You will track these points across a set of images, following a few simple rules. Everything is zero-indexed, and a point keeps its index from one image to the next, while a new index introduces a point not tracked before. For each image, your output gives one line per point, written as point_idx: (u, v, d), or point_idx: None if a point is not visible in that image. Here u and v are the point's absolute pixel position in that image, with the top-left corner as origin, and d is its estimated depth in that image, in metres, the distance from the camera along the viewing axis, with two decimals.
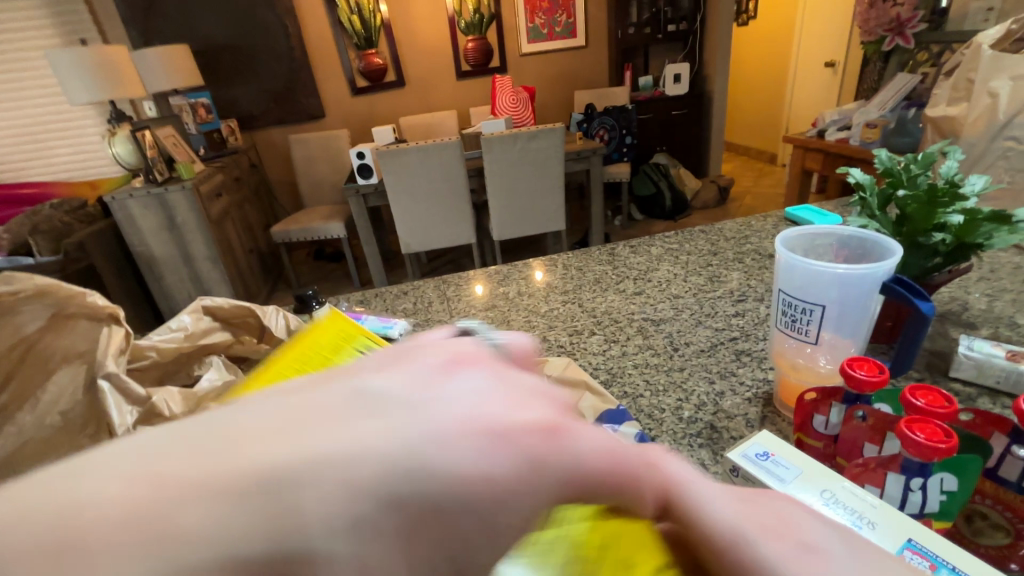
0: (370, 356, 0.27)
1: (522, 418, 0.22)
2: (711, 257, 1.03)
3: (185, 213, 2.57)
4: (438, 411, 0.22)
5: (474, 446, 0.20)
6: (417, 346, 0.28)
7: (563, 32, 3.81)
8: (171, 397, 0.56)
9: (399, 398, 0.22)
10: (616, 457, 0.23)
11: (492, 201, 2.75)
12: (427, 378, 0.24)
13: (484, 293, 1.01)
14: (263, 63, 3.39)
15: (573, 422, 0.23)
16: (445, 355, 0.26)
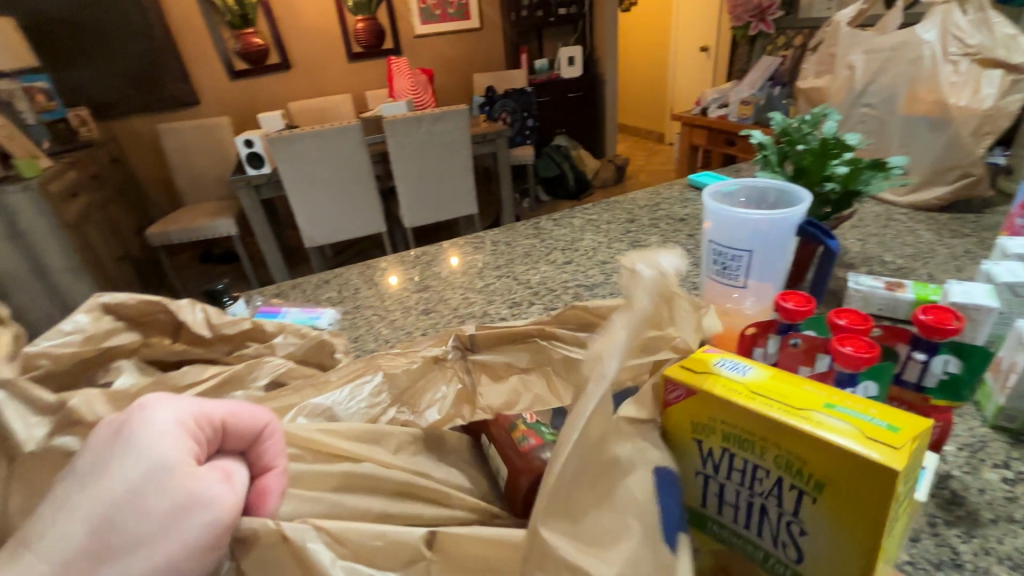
0: (101, 452, 0.29)
1: (150, 481, 0.28)
2: (629, 224, 1.08)
3: (33, 217, 2.20)
4: (111, 482, 0.27)
5: (129, 488, 0.28)
6: (138, 435, 0.29)
7: (456, 14, 3.75)
8: (94, 398, 0.38)
9: (79, 491, 0.27)
10: (180, 483, 0.29)
11: (399, 186, 2.66)
12: (110, 468, 0.28)
13: (398, 283, 0.96)
14: (116, 43, 2.98)
15: (176, 474, 0.29)
16: (141, 463, 0.28)
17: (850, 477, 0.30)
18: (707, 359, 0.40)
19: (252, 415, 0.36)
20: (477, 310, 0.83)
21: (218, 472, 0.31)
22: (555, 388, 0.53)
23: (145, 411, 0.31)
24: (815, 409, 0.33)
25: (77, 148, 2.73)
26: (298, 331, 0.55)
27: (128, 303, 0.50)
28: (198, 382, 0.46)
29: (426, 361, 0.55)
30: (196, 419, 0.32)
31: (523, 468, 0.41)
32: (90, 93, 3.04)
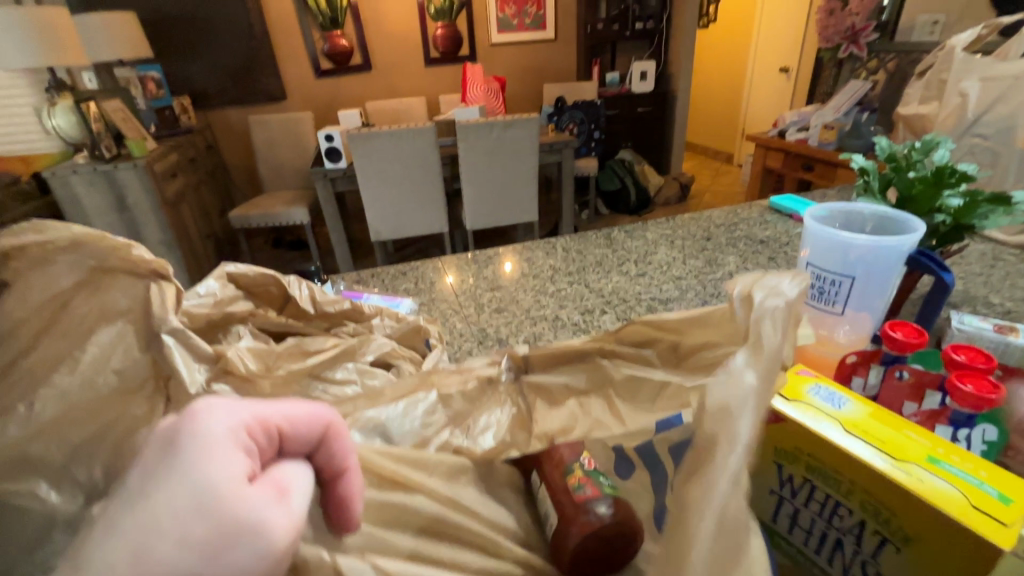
0: (148, 468, 0.23)
1: (199, 505, 0.22)
2: (706, 242, 1.06)
3: (137, 193, 2.42)
4: (157, 505, 0.21)
5: (177, 514, 0.21)
6: (189, 445, 0.23)
7: (533, 24, 3.80)
8: (244, 353, 0.45)
9: (120, 518, 0.21)
10: (234, 508, 0.22)
11: (465, 189, 2.72)
12: (154, 485, 0.22)
13: (453, 283, 0.98)
14: (219, 38, 3.23)
15: (233, 494, 0.23)
16: (190, 478, 0.22)
17: (946, 539, 0.31)
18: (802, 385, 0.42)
19: (315, 426, 0.30)
20: (549, 313, 0.84)
21: (272, 489, 0.25)
22: (616, 411, 0.47)
23: (198, 414, 0.25)
24: (914, 461, 0.34)
25: (178, 133, 2.98)
26: (394, 315, 0.59)
27: (247, 274, 0.54)
28: (320, 351, 0.50)
29: (482, 381, 0.52)
30: (255, 430, 0.26)
31: (574, 519, 0.42)
32: (193, 84, 3.31)
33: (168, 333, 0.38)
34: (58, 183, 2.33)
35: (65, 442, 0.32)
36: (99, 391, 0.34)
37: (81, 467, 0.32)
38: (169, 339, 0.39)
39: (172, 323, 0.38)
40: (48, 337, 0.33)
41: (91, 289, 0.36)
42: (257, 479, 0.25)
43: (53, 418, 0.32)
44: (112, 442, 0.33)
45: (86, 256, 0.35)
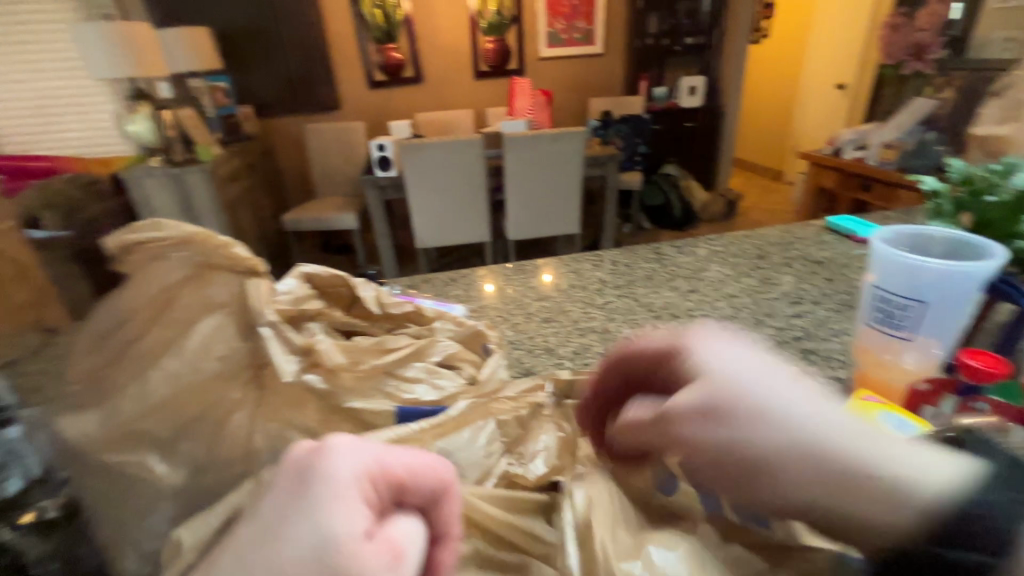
0: (282, 496, 0.24)
1: (314, 553, 0.22)
2: (759, 261, 1.04)
3: (202, 195, 2.57)
4: (280, 547, 0.22)
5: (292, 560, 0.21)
6: (316, 485, 0.24)
7: (582, 39, 3.84)
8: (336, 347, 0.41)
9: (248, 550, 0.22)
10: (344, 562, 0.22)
11: (509, 200, 2.76)
12: (279, 522, 0.23)
13: (493, 292, 1.00)
14: (282, 51, 3.41)
15: (349, 550, 0.22)
16: (312, 520, 0.22)
17: None
18: (872, 412, 0.42)
19: (436, 482, 0.28)
20: (598, 325, 0.84)
21: (387, 549, 0.23)
22: None
23: (329, 453, 0.25)
24: None
25: (240, 139, 3.15)
26: (454, 320, 0.60)
27: (322, 274, 0.57)
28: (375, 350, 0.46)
29: (532, 407, 0.47)
30: (379, 478, 0.25)
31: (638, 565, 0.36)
32: (256, 93, 3.50)
33: (264, 324, 0.38)
34: (134, 184, 2.50)
35: (173, 421, 0.35)
36: (202, 373, 0.36)
37: (187, 442, 0.35)
38: (265, 331, 0.38)
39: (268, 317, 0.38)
40: (162, 323, 0.37)
41: (197, 283, 0.39)
42: (375, 526, 0.24)
43: (165, 398, 0.35)
44: (212, 425, 0.36)
45: (194, 254, 0.39)
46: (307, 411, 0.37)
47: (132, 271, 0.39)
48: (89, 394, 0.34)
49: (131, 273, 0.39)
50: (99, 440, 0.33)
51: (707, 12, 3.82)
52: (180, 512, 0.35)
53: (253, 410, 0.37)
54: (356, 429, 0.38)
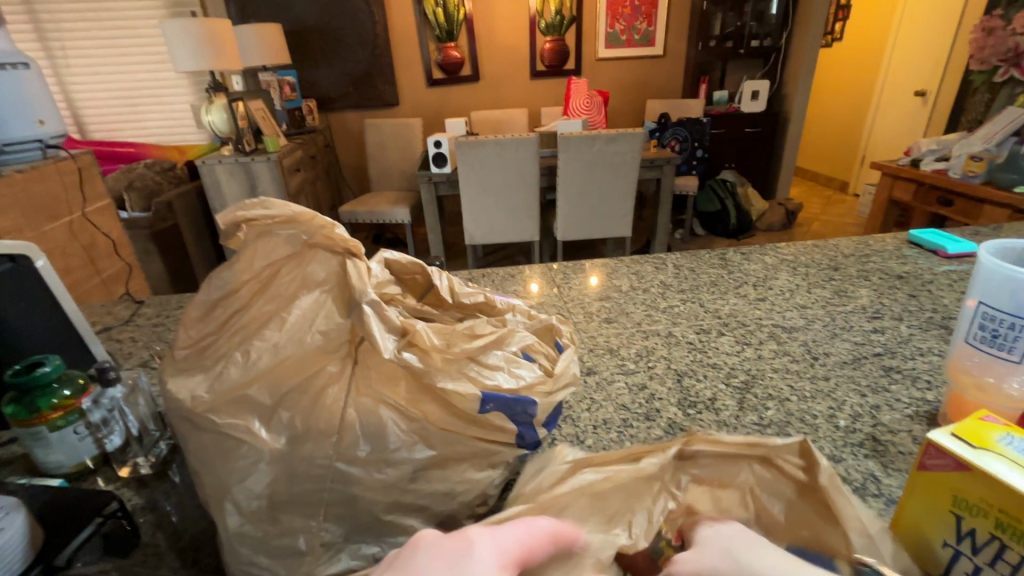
0: None
1: None
2: (832, 272, 0.99)
3: (267, 183, 2.69)
4: None
5: None
6: None
7: (641, 40, 3.77)
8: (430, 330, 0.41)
9: None
10: None
11: (561, 200, 2.75)
12: None
13: (540, 291, 0.99)
14: (347, 47, 3.53)
15: None
16: None
17: None
18: (989, 432, 0.35)
19: None
20: (662, 328, 0.83)
21: None
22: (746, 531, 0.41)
23: None
24: None
25: (304, 132, 3.29)
26: (525, 312, 0.60)
27: (400, 260, 0.60)
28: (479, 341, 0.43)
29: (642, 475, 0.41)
30: None
31: None
32: (320, 89, 3.64)
33: (366, 301, 0.39)
34: (206, 170, 2.65)
35: (274, 389, 0.37)
36: (305, 348, 0.38)
37: (285, 411, 0.36)
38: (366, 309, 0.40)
39: (369, 295, 0.40)
40: (264, 297, 0.40)
41: (299, 260, 0.41)
42: None
43: (268, 367, 0.37)
44: (310, 397, 0.37)
45: (297, 232, 0.42)
46: (398, 389, 0.38)
47: (241, 246, 0.42)
48: (205, 357, 0.38)
49: (240, 249, 0.42)
50: (209, 401, 0.36)
51: (776, 13, 3.68)
52: (277, 478, 0.36)
53: (348, 384, 0.38)
54: (444, 412, 0.39)
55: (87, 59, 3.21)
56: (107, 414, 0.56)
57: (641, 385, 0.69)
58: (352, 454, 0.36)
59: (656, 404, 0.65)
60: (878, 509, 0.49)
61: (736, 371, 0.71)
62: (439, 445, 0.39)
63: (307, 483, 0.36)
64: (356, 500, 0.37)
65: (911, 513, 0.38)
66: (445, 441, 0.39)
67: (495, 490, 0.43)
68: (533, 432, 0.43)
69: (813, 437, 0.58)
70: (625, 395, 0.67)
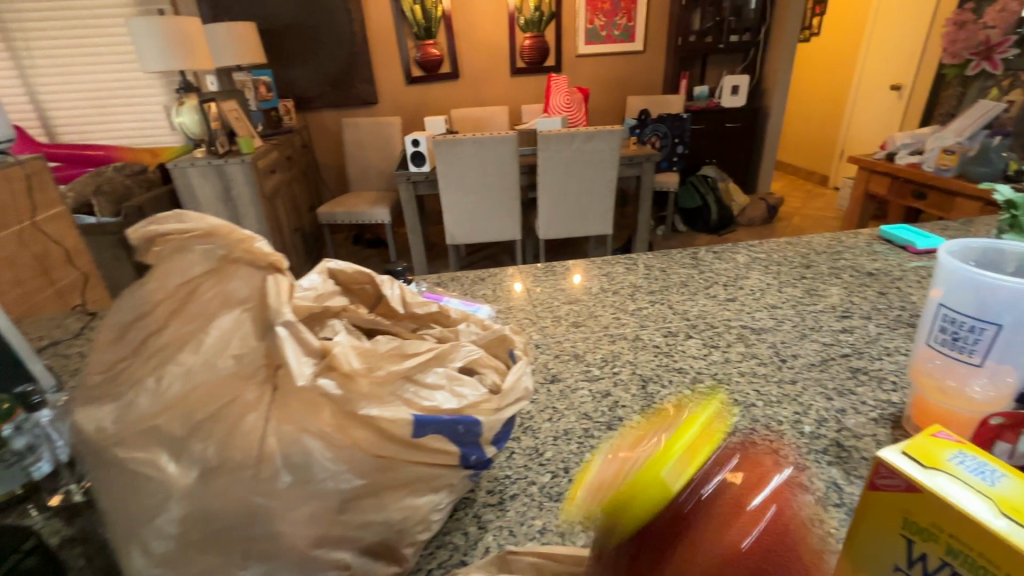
0: None
1: None
2: (804, 270, 0.98)
3: (242, 186, 2.63)
4: None
5: None
6: None
7: (621, 36, 3.76)
8: (353, 351, 0.40)
9: None
10: None
11: (542, 199, 2.72)
12: None
13: (522, 290, 0.99)
14: (324, 45, 3.46)
15: None
16: None
17: None
18: (942, 449, 0.32)
19: None
20: (629, 331, 0.81)
21: None
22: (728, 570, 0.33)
23: None
24: None
25: (280, 132, 3.22)
26: (479, 322, 0.57)
27: (346, 270, 0.58)
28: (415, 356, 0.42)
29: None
30: None
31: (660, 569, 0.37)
32: (297, 88, 3.57)
33: (283, 323, 0.38)
34: (178, 173, 2.58)
35: (185, 417, 0.34)
36: (218, 373, 0.36)
37: (198, 443, 0.34)
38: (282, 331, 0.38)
39: (286, 315, 0.38)
40: (175, 320, 0.37)
41: (219, 276, 0.39)
42: None
43: (177, 395, 0.34)
44: (226, 425, 0.34)
45: (216, 247, 0.40)
46: (323, 415, 0.36)
47: (156, 261, 0.40)
48: (113, 384, 0.35)
49: (156, 264, 0.40)
50: (115, 433, 0.33)
51: (754, 8, 3.69)
52: (189, 516, 0.33)
53: (268, 411, 0.35)
54: (373, 437, 0.36)
55: (53, 59, 3.11)
56: (31, 441, 0.53)
57: (605, 392, 0.67)
58: (272, 487, 0.34)
59: (619, 411, 0.63)
60: (838, 520, 0.47)
61: (703, 375, 0.69)
62: (371, 473, 0.36)
63: (222, 521, 0.33)
64: (279, 536, 0.34)
65: (859, 539, 0.34)
66: (377, 468, 0.36)
67: (438, 515, 0.41)
68: (480, 452, 0.41)
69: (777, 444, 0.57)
70: (588, 404, 0.65)
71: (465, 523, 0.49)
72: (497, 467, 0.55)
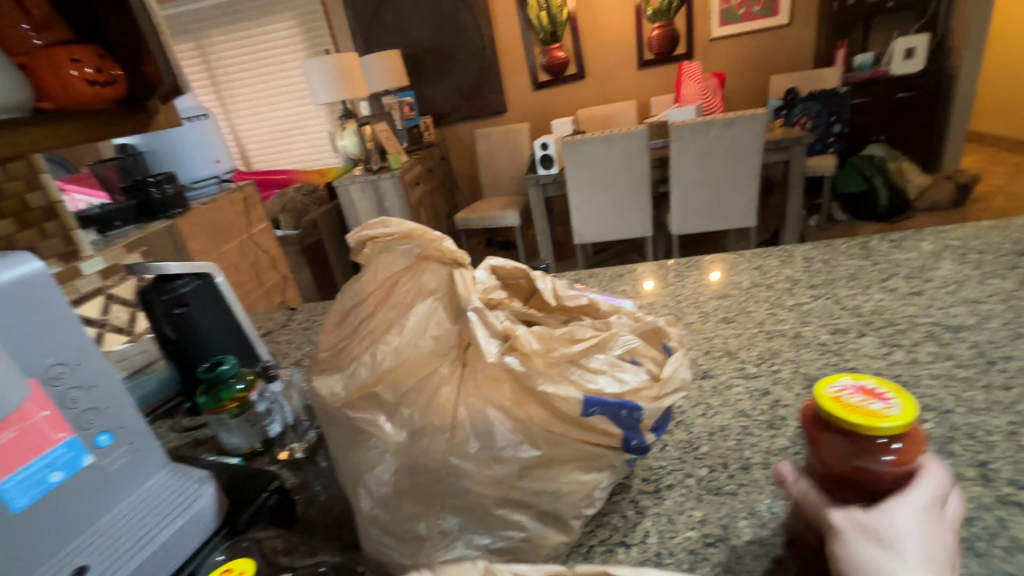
0: None
1: None
2: (1016, 259, 0.82)
3: (393, 198, 2.94)
4: None
5: None
6: None
7: (762, 11, 3.44)
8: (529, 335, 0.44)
9: None
10: None
11: (675, 193, 2.61)
12: None
13: (658, 287, 0.97)
14: (459, 63, 3.71)
15: None
16: None
17: None
18: None
19: None
20: (788, 328, 0.75)
21: None
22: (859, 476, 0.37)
23: None
24: None
25: (422, 147, 3.54)
26: (631, 314, 0.58)
27: (506, 267, 0.64)
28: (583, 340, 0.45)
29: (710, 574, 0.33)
30: None
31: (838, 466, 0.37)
32: (435, 105, 3.88)
33: (471, 309, 0.44)
34: (343, 190, 2.98)
35: (394, 387, 0.41)
36: (421, 351, 0.43)
37: (405, 408, 0.41)
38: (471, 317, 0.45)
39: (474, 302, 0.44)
40: (381, 308, 0.45)
41: (413, 272, 0.47)
42: None
43: (389, 367, 0.42)
44: (427, 394, 0.41)
45: (412, 247, 0.48)
46: (503, 391, 0.40)
47: (367, 259, 0.49)
48: (339, 359, 0.44)
49: (367, 261, 0.49)
50: (343, 397, 0.41)
51: None
52: (400, 468, 0.40)
53: (460, 385, 0.41)
54: (547, 413, 0.40)
55: (250, 102, 3.81)
56: (269, 405, 0.67)
57: (764, 390, 0.63)
58: (464, 450, 0.39)
59: (781, 411, 0.59)
60: None
61: (884, 377, 0.62)
62: (544, 445, 0.40)
63: (423, 475, 0.40)
64: (469, 493, 0.40)
65: None
66: (550, 441, 0.40)
67: (602, 493, 0.44)
68: (640, 437, 0.43)
69: (987, 457, 0.49)
70: (744, 401, 0.62)
71: (622, 506, 0.51)
72: (650, 458, 0.56)
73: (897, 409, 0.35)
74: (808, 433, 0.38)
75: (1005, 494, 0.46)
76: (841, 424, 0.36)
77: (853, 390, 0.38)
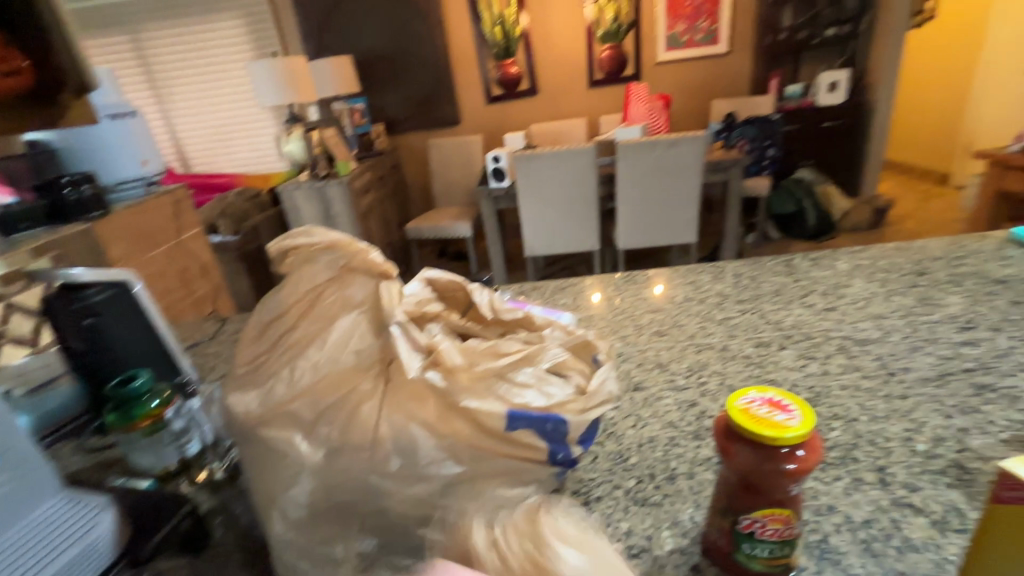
0: None
1: None
2: (917, 278, 0.90)
3: (340, 205, 2.87)
4: None
5: None
6: None
7: (704, 40, 3.63)
8: (453, 348, 0.44)
9: None
10: None
11: (622, 209, 2.69)
12: None
13: (599, 300, 0.99)
14: (412, 72, 3.69)
15: None
16: None
17: None
18: None
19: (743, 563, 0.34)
20: (717, 341, 0.79)
21: None
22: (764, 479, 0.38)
23: None
24: None
25: (373, 154, 3.48)
26: (564, 327, 0.59)
27: (442, 278, 0.64)
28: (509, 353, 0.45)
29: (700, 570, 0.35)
30: None
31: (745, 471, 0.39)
32: (388, 113, 3.83)
33: (395, 324, 0.44)
34: (287, 196, 2.88)
35: (313, 403, 0.40)
36: (342, 365, 0.41)
37: (324, 426, 0.39)
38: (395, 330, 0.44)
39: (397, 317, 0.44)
40: (301, 320, 0.44)
41: (339, 283, 0.46)
42: None
43: (308, 382, 0.40)
44: (346, 412, 0.39)
45: (338, 258, 0.48)
46: (426, 406, 0.40)
47: (290, 268, 0.48)
48: (255, 374, 0.41)
49: (290, 271, 0.48)
50: (257, 414, 0.39)
51: None
52: (316, 488, 0.38)
53: (382, 400, 0.40)
54: (471, 429, 0.40)
55: (188, 101, 3.63)
56: (187, 421, 0.62)
57: (691, 402, 0.66)
58: (384, 468, 0.39)
59: (706, 422, 0.62)
60: (959, 547, 0.43)
61: (799, 388, 0.66)
62: (466, 461, 0.40)
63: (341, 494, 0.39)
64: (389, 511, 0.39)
65: None
66: (472, 457, 0.40)
67: None
68: (567, 450, 0.42)
69: (886, 462, 0.53)
70: (673, 413, 0.64)
71: None
72: (581, 470, 0.57)
73: (797, 419, 0.38)
74: (721, 444, 0.40)
75: (899, 497, 0.49)
76: (750, 435, 0.37)
77: (761, 403, 0.40)
